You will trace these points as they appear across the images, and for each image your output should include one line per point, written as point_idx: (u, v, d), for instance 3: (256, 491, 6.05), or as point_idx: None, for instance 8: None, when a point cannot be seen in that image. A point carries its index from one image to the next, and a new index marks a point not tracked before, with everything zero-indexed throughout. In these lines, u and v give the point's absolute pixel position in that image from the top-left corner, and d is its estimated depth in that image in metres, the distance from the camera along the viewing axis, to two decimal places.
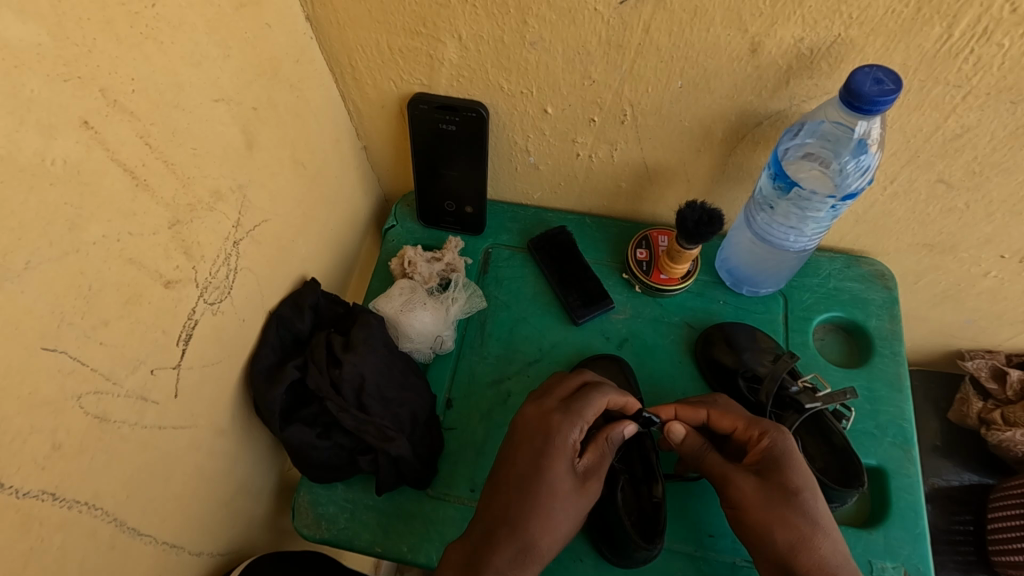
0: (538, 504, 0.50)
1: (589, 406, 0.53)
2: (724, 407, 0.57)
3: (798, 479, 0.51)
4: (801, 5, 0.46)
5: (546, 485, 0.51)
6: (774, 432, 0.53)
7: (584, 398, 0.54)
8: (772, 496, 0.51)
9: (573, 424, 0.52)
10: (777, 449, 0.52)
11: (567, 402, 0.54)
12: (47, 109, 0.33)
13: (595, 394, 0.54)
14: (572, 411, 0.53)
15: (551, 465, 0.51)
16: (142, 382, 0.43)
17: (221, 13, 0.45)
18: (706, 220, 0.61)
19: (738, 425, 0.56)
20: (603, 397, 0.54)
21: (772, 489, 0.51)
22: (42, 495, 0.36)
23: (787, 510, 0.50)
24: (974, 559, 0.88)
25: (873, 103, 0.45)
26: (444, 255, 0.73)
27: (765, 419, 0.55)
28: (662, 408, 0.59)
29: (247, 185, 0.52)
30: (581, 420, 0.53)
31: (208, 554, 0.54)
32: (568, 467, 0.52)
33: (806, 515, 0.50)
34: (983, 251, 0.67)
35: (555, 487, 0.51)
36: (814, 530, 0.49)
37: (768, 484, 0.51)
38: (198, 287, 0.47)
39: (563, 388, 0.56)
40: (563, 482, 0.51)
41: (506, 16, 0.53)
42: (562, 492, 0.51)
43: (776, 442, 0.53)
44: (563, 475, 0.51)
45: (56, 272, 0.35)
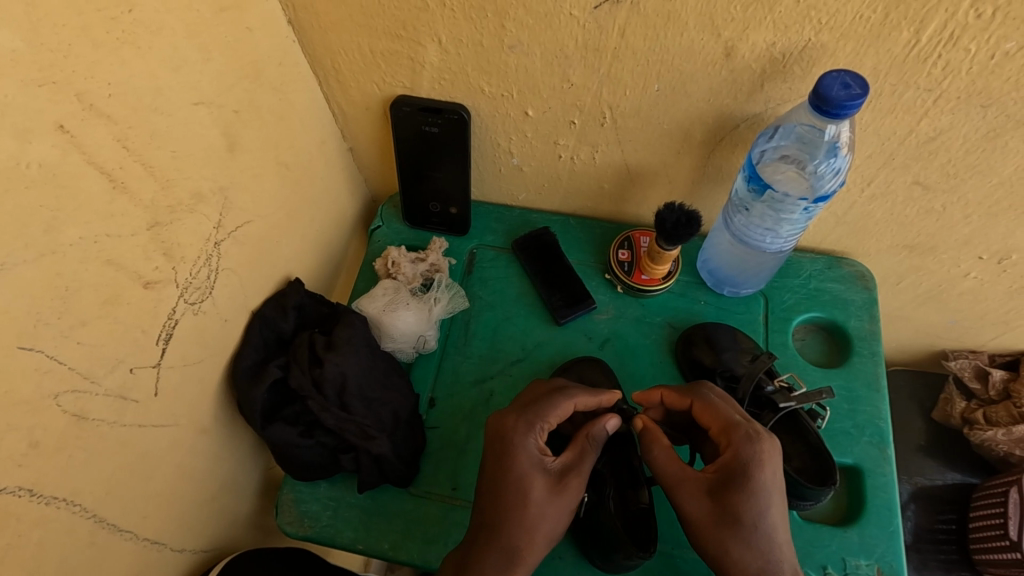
0: (517, 507, 0.51)
1: (551, 408, 0.54)
2: (708, 402, 0.54)
3: (745, 501, 0.48)
4: (772, 11, 0.47)
5: (518, 486, 0.51)
6: (744, 445, 0.50)
7: (547, 401, 0.55)
8: (711, 515, 0.49)
9: (523, 428, 0.53)
10: (739, 465, 0.49)
11: (526, 405, 0.55)
12: (22, 113, 0.34)
13: (557, 397, 0.56)
14: (530, 414, 0.54)
15: (518, 467, 0.52)
16: (121, 381, 0.44)
17: (201, 17, 0.45)
18: (684, 222, 0.62)
19: (714, 427, 0.53)
20: (569, 400, 0.56)
21: (719, 507, 0.49)
22: (20, 491, 0.37)
23: (724, 531, 0.48)
24: (957, 558, 0.89)
25: (841, 107, 0.46)
26: (429, 256, 0.74)
27: (741, 426, 0.51)
28: (650, 394, 0.59)
29: (228, 187, 0.52)
30: (540, 422, 0.54)
31: (191, 551, 0.55)
32: (536, 468, 0.52)
33: (740, 538, 0.48)
34: (962, 252, 0.68)
35: (529, 488, 0.51)
36: (744, 552, 0.48)
37: (714, 501, 0.49)
38: (179, 287, 0.48)
39: (530, 394, 0.57)
40: (535, 484, 0.51)
41: (485, 20, 0.53)
42: (538, 494, 0.51)
43: (739, 456, 0.50)
44: (532, 472, 0.52)
45: (32, 273, 0.36)
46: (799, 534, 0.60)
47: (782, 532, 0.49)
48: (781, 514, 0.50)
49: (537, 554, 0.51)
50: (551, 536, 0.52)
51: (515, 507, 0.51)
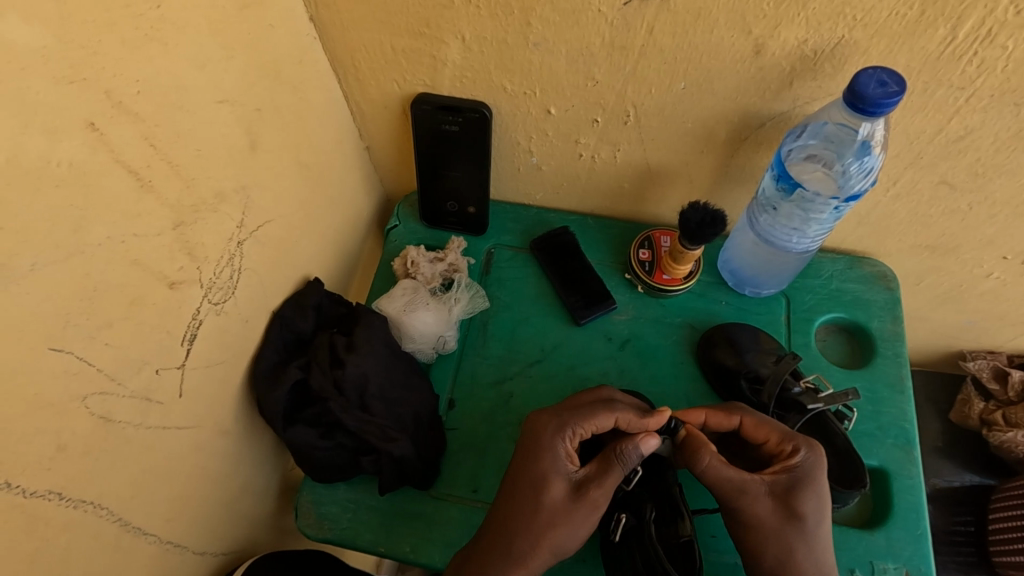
0: (527, 506, 0.51)
1: (586, 416, 0.54)
2: (759, 419, 0.55)
3: (812, 501, 0.50)
4: (804, 7, 0.46)
5: (536, 486, 0.51)
6: (806, 451, 0.52)
7: (586, 409, 0.55)
8: (776, 518, 0.50)
9: (552, 429, 0.53)
10: (803, 470, 0.51)
11: (561, 409, 0.55)
12: (53, 111, 0.33)
13: (594, 407, 0.55)
14: (559, 417, 0.54)
15: (545, 468, 0.51)
16: (146, 383, 0.43)
17: (225, 14, 0.45)
18: (709, 222, 0.61)
19: (771, 439, 0.54)
20: (611, 414, 0.54)
21: (785, 508, 0.50)
22: (48, 495, 0.36)
23: (790, 533, 0.49)
24: (975, 560, 0.88)
25: (877, 105, 0.45)
26: (447, 255, 0.73)
27: (797, 434, 0.54)
28: (692, 412, 0.57)
29: (250, 186, 0.52)
30: (570, 427, 0.53)
31: (212, 554, 0.54)
32: (558, 472, 0.51)
33: (805, 541, 0.49)
34: (986, 253, 0.67)
35: (542, 489, 0.51)
36: (805, 552, 0.49)
37: (780, 505, 0.50)
38: (203, 287, 0.48)
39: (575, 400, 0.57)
40: (551, 486, 0.51)
41: (510, 16, 0.53)
42: (553, 498, 0.51)
43: (806, 460, 0.52)
44: (552, 476, 0.51)
45: (61, 273, 0.35)
46: None
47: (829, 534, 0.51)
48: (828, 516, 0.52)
49: (540, 562, 0.50)
50: (558, 548, 0.51)
51: (526, 507, 0.51)
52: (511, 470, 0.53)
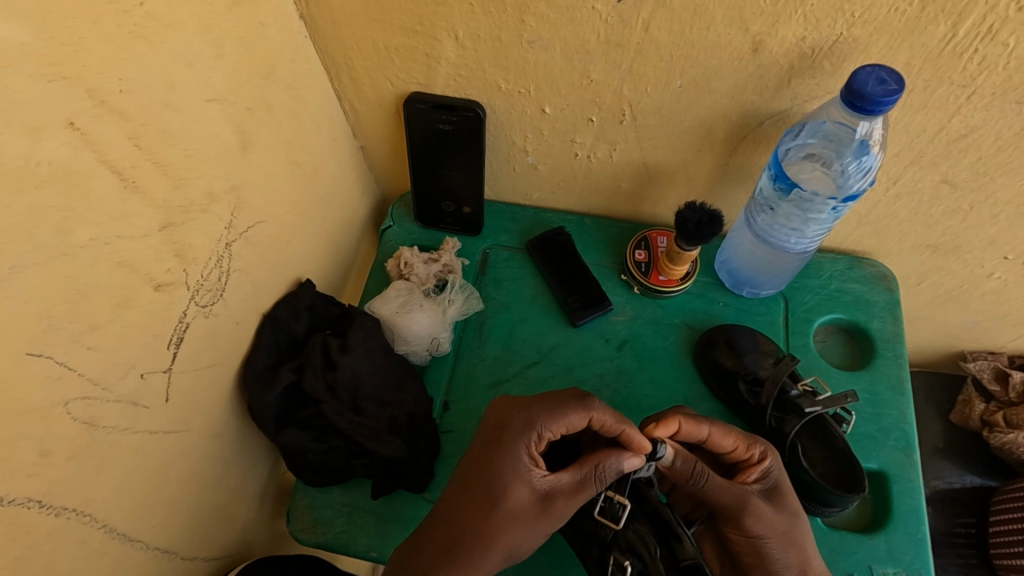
0: (481, 510, 0.48)
1: (551, 415, 0.50)
2: (726, 425, 0.54)
3: (792, 499, 0.52)
4: (804, 4, 0.45)
5: (499, 497, 0.48)
6: (772, 452, 0.54)
7: (556, 409, 0.51)
8: (780, 519, 0.50)
9: (518, 434, 0.50)
10: (776, 470, 0.53)
11: (525, 408, 0.52)
12: (33, 110, 0.32)
13: (565, 404, 0.51)
14: (522, 418, 0.51)
15: (511, 480, 0.49)
16: (132, 387, 0.42)
17: (214, 11, 0.44)
18: (707, 221, 0.60)
19: (739, 446, 0.54)
20: (585, 414, 0.50)
21: (780, 507, 0.51)
22: (30, 502, 0.36)
23: (792, 529, 0.50)
24: (976, 563, 0.87)
25: (877, 103, 0.44)
26: (441, 256, 0.72)
27: (760, 437, 0.55)
28: (668, 420, 0.52)
29: (240, 186, 0.51)
30: (535, 427, 0.50)
31: (203, 559, 0.54)
32: (519, 477, 0.49)
33: (805, 533, 0.51)
34: (987, 253, 0.66)
35: (500, 495, 0.48)
36: (808, 544, 0.51)
37: (776, 504, 0.51)
38: (191, 289, 0.47)
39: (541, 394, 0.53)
40: (512, 493, 0.48)
41: (504, 14, 0.52)
42: (515, 505, 0.48)
43: (775, 460, 0.54)
44: (513, 483, 0.49)
45: (43, 276, 0.34)
46: (824, 541, 0.59)
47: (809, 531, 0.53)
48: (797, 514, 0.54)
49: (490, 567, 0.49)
50: (511, 552, 0.49)
51: (484, 513, 0.48)
52: (476, 483, 0.49)
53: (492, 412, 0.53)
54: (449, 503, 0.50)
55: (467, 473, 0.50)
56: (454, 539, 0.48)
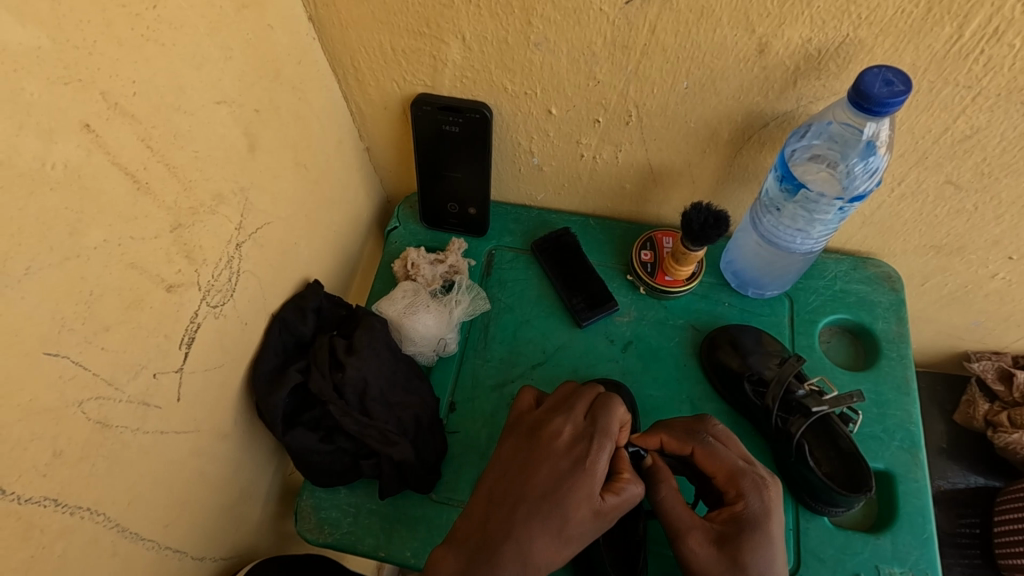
0: (549, 528, 0.46)
1: (613, 426, 0.51)
2: (709, 448, 0.52)
3: (754, 552, 0.47)
4: (809, 6, 0.46)
5: (567, 510, 0.47)
6: (754, 497, 0.49)
7: (608, 416, 0.51)
8: (720, 564, 0.47)
9: (601, 448, 0.49)
10: (749, 516, 0.48)
11: (590, 422, 0.51)
12: (47, 113, 0.32)
13: (616, 409, 0.52)
14: (599, 432, 0.50)
15: (581, 494, 0.47)
16: (143, 387, 0.43)
17: (222, 13, 0.44)
18: (712, 222, 0.60)
19: (719, 475, 0.52)
20: (624, 416, 0.52)
21: (730, 554, 0.47)
22: (44, 501, 0.36)
23: None
24: (980, 563, 0.87)
25: (882, 104, 0.44)
26: (447, 257, 0.73)
27: (749, 475, 0.50)
28: (648, 436, 0.56)
29: (248, 188, 0.51)
30: (609, 441, 0.50)
31: (212, 559, 0.54)
32: (589, 495, 0.47)
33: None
34: (991, 253, 0.66)
35: (570, 512, 0.47)
36: None
37: (722, 549, 0.48)
38: (201, 290, 0.47)
39: (581, 405, 0.53)
40: (584, 510, 0.47)
41: (510, 16, 0.52)
42: (583, 522, 0.47)
43: (751, 505, 0.49)
44: (585, 499, 0.47)
45: (56, 276, 0.34)
46: (830, 541, 0.59)
47: None
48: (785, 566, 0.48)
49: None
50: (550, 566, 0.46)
51: (548, 530, 0.46)
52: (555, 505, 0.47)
53: (549, 423, 0.52)
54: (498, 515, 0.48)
55: (532, 492, 0.48)
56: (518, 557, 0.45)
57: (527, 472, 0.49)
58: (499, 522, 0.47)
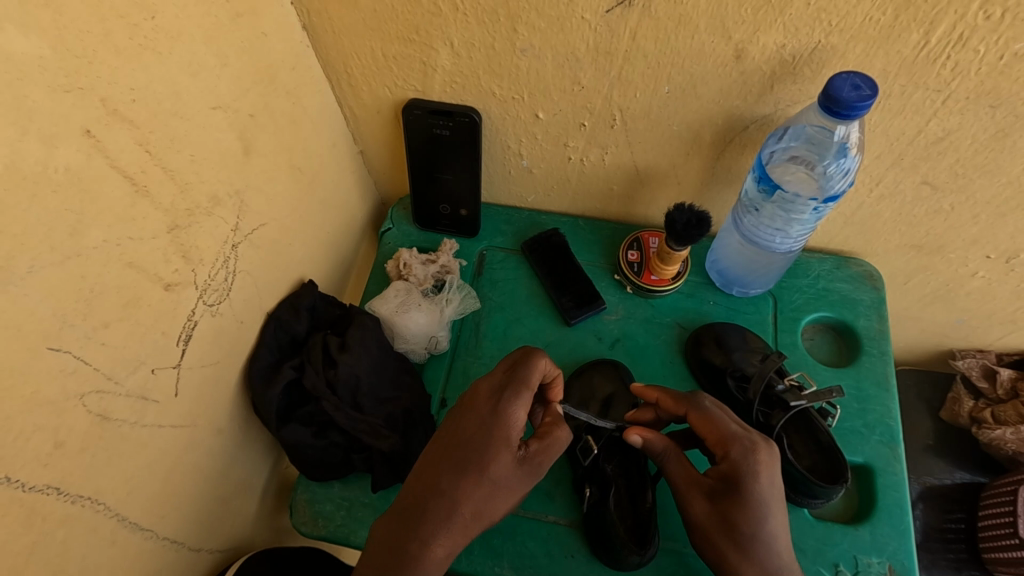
0: (472, 474, 0.48)
1: (533, 378, 0.51)
2: (702, 414, 0.53)
3: (744, 512, 0.48)
4: (782, 13, 0.48)
5: (486, 461, 0.48)
6: (741, 456, 0.50)
7: (528, 368, 0.51)
8: (715, 519, 0.49)
9: (518, 396, 0.50)
10: (737, 475, 0.49)
11: (510, 372, 0.52)
12: (49, 119, 0.34)
13: (537, 360, 0.52)
14: (517, 383, 0.51)
15: (498, 444, 0.49)
16: (142, 382, 0.44)
17: (218, 23, 0.46)
18: (695, 223, 0.62)
19: (709, 439, 0.52)
20: (547, 366, 0.52)
21: (720, 512, 0.49)
22: (46, 490, 0.38)
23: (722, 536, 0.48)
24: (966, 557, 0.89)
25: (851, 108, 0.46)
26: (439, 257, 0.74)
27: (739, 438, 0.50)
28: (644, 407, 0.58)
29: (244, 190, 0.53)
30: (525, 391, 0.50)
31: (208, 551, 0.56)
32: (509, 444, 0.49)
33: (740, 546, 0.48)
34: (971, 252, 0.68)
35: (491, 460, 0.48)
36: (750, 565, 0.47)
37: (715, 507, 0.50)
38: (197, 289, 0.49)
39: (506, 358, 0.53)
40: (503, 459, 0.49)
41: (497, 23, 0.54)
42: (502, 471, 0.49)
43: (738, 465, 0.49)
44: (502, 449, 0.49)
45: (57, 275, 0.36)
46: (811, 532, 0.60)
47: (784, 542, 0.48)
48: (782, 524, 0.49)
49: (447, 551, 0.47)
50: (479, 514, 0.48)
51: (471, 478, 0.48)
52: (474, 457, 0.48)
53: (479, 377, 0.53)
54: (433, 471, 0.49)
55: (457, 446, 0.49)
56: (445, 503, 0.47)
57: (455, 426, 0.51)
58: (433, 477, 0.49)
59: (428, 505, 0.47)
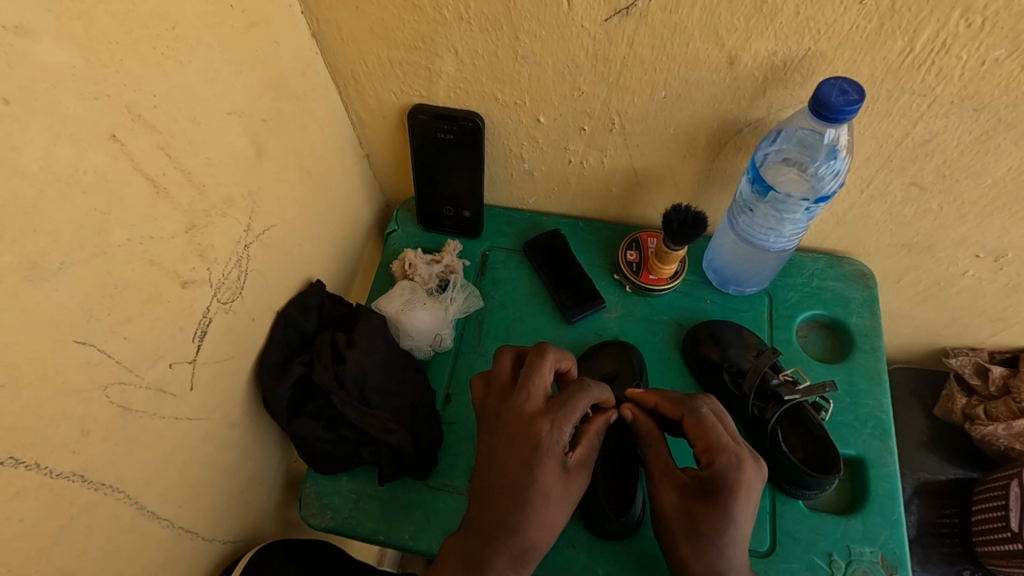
0: (536, 504, 0.50)
1: (575, 408, 0.52)
2: (699, 419, 0.53)
3: (711, 517, 0.49)
4: (773, 22, 0.50)
5: (541, 491, 0.51)
6: (727, 470, 0.50)
7: (570, 399, 0.53)
8: (681, 515, 0.51)
9: (560, 432, 0.51)
10: (714, 483, 0.50)
11: (549, 403, 0.53)
12: (79, 124, 0.36)
13: (580, 394, 0.53)
14: (559, 416, 0.52)
15: (548, 471, 0.51)
16: (160, 375, 0.46)
17: (233, 32, 0.48)
18: (691, 223, 0.64)
19: (698, 444, 0.53)
20: (588, 396, 0.53)
21: (687, 510, 0.51)
22: (73, 476, 0.40)
23: (683, 534, 0.51)
24: (959, 551, 0.90)
25: (839, 112, 0.48)
26: (443, 257, 0.76)
27: (729, 452, 0.50)
28: (647, 395, 0.59)
29: (256, 192, 0.55)
30: (566, 423, 0.52)
31: (221, 541, 0.57)
32: (558, 466, 0.51)
33: (694, 543, 0.50)
34: (959, 251, 0.70)
35: (548, 486, 0.51)
36: (699, 564, 0.50)
37: (683, 502, 0.52)
38: (212, 287, 0.51)
39: (541, 386, 0.53)
40: (555, 484, 0.51)
41: (499, 32, 0.56)
42: (557, 493, 0.51)
43: (719, 474, 0.50)
44: (553, 473, 0.51)
45: (86, 271, 0.38)
46: (804, 522, 0.62)
47: (742, 549, 0.50)
48: (749, 531, 0.50)
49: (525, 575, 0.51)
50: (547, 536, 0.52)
51: (531, 512, 0.50)
52: (529, 490, 0.50)
53: (515, 399, 0.53)
54: (487, 499, 0.52)
55: (509, 481, 0.51)
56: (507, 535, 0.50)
57: (497, 454, 0.52)
58: (491, 507, 0.51)
59: (485, 530, 0.51)
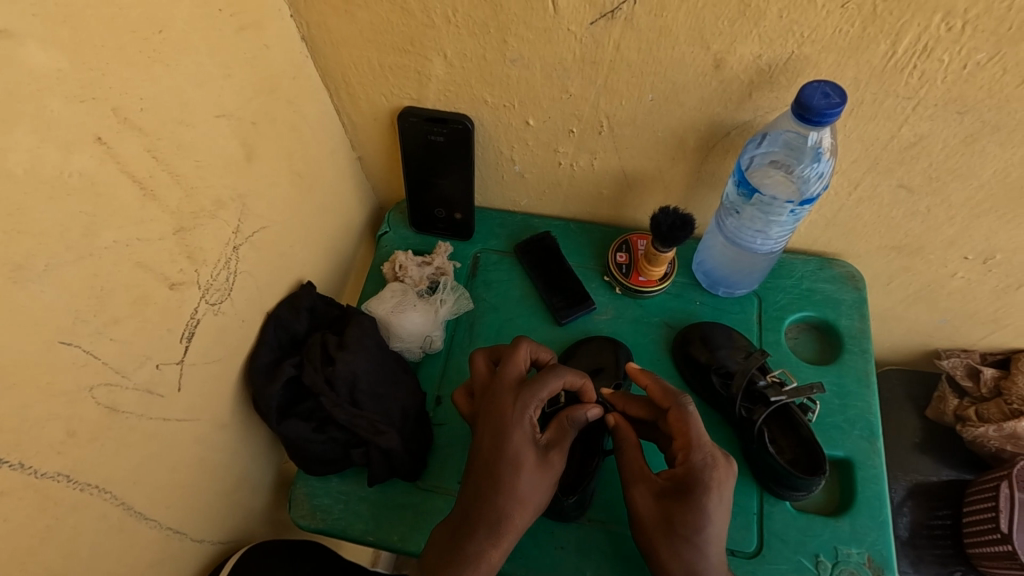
0: (507, 477, 0.51)
1: (545, 386, 0.54)
2: (682, 412, 0.54)
3: (685, 515, 0.50)
4: (757, 25, 0.50)
5: (512, 463, 0.52)
6: (700, 465, 0.51)
7: (540, 378, 0.55)
8: (656, 516, 0.52)
9: (525, 408, 0.53)
10: (688, 481, 0.51)
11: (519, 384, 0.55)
12: (65, 127, 0.37)
13: (550, 374, 0.55)
14: (525, 393, 0.54)
15: (519, 444, 0.52)
16: (148, 376, 0.46)
17: (222, 36, 0.49)
18: (679, 224, 0.64)
19: (674, 441, 0.53)
20: (558, 376, 0.56)
21: (663, 511, 0.51)
22: (59, 476, 0.40)
23: (659, 534, 0.51)
24: (951, 553, 0.90)
25: (822, 115, 0.49)
26: (435, 259, 0.77)
27: (700, 448, 0.51)
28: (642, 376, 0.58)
29: (246, 195, 0.55)
30: (535, 400, 0.54)
31: (210, 542, 0.58)
32: (529, 442, 0.53)
33: (671, 544, 0.50)
34: (949, 253, 0.70)
35: (519, 459, 0.52)
36: (676, 564, 0.50)
37: (659, 504, 0.52)
38: (201, 288, 0.51)
39: (515, 371, 0.56)
40: (528, 457, 0.52)
41: (488, 35, 0.57)
42: (530, 468, 0.52)
43: (693, 471, 0.51)
44: (524, 447, 0.52)
45: (72, 273, 0.38)
46: (793, 524, 0.62)
47: (720, 546, 0.50)
48: (724, 526, 0.51)
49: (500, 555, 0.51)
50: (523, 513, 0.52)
51: (502, 483, 0.51)
52: (499, 461, 0.52)
53: (496, 387, 0.55)
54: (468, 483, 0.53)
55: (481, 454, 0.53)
56: (480, 508, 0.51)
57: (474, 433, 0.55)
58: (471, 490, 0.53)
59: (464, 512, 0.52)
